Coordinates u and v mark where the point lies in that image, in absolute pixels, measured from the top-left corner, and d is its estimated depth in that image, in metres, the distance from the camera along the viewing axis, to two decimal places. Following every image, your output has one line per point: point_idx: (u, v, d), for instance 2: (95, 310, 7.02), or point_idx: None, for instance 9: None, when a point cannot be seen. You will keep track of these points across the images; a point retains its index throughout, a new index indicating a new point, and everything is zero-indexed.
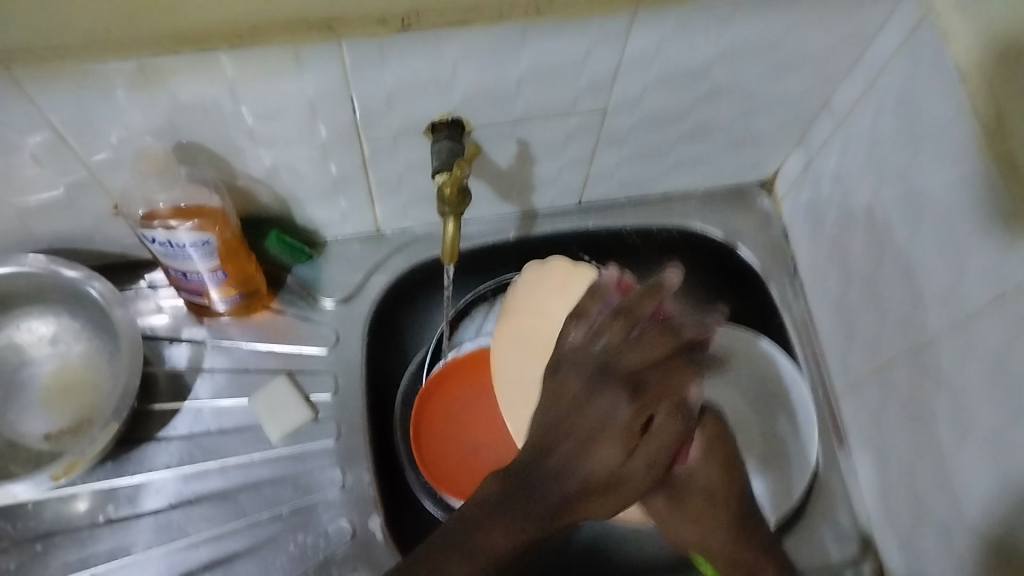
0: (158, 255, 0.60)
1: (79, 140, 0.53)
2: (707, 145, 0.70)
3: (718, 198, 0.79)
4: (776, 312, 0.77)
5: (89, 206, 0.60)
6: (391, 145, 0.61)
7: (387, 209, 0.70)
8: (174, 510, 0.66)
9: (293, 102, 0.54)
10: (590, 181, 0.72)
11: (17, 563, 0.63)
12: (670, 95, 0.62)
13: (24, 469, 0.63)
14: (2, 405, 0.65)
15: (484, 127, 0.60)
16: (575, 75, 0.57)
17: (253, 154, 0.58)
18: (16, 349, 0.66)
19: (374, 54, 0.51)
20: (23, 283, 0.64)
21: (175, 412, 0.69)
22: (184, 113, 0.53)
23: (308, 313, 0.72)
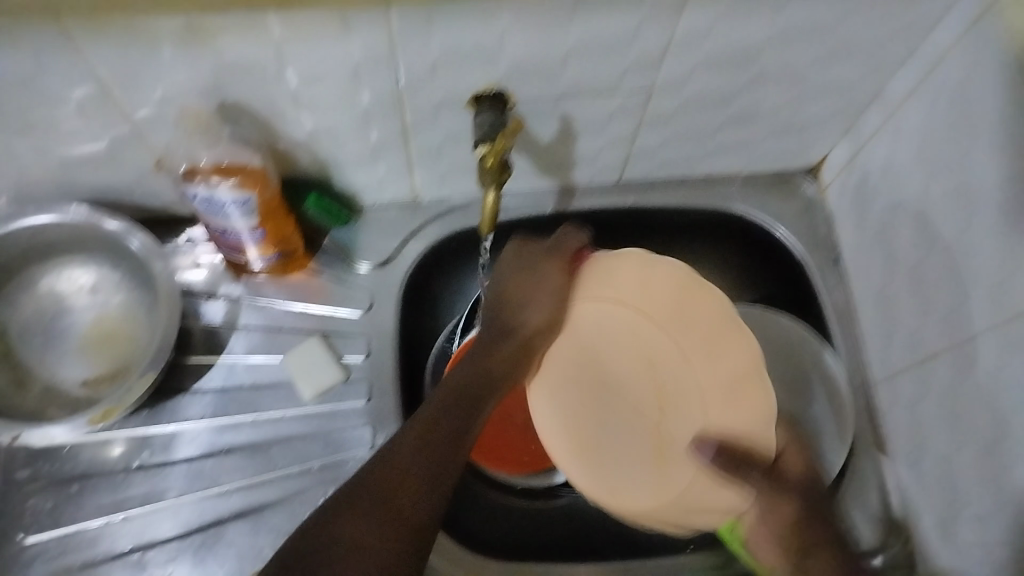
0: (199, 211, 0.61)
1: (126, 94, 0.54)
2: (754, 128, 0.69)
3: (760, 183, 0.78)
4: (813, 301, 0.76)
5: (134, 160, 0.61)
6: (434, 113, 0.60)
7: (426, 177, 0.70)
8: (206, 460, 0.68)
9: (339, 67, 0.54)
10: (631, 159, 0.71)
11: (53, 503, 0.66)
12: (720, 76, 0.61)
13: (62, 413, 0.65)
14: (43, 350, 0.67)
15: (528, 100, 0.60)
16: (624, 52, 0.55)
17: (296, 116, 0.58)
18: (57, 296, 0.68)
19: (422, 22, 0.50)
20: (66, 232, 0.65)
21: (211, 365, 0.70)
22: (230, 72, 0.53)
23: (343, 276, 0.73)
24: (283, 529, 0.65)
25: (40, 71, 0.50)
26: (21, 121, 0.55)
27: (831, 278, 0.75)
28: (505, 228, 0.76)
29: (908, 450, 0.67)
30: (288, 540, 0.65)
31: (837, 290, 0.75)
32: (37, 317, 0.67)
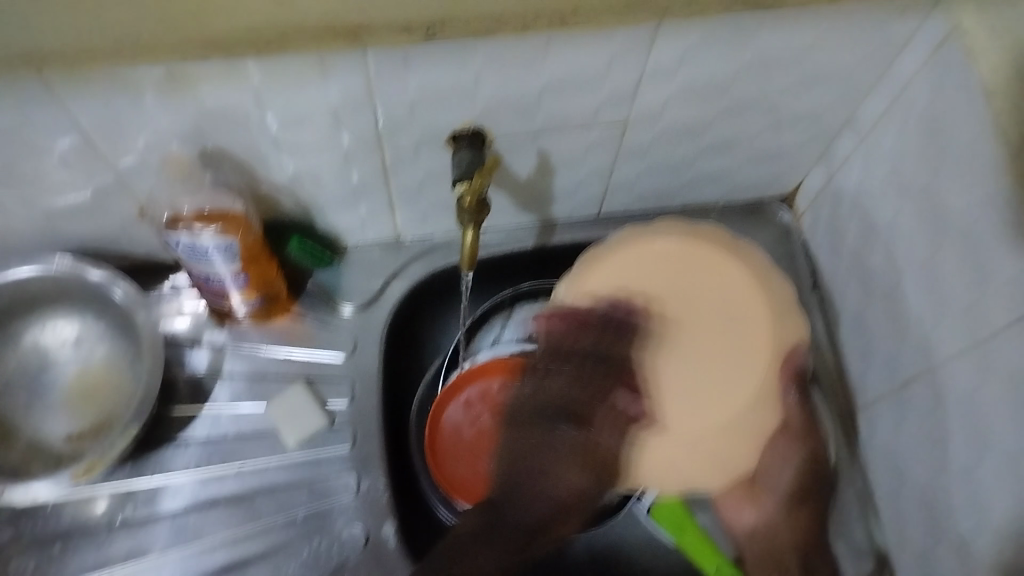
0: (182, 259, 0.61)
1: (106, 143, 0.54)
2: (728, 158, 0.70)
3: (738, 211, 0.79)
4: None
5: (114, 209, 0.61)
6: (413, 153, 0.61)
7: (408, 217, 0.71)
8: (190, 513, 0.66)
9: (316, 110, 0.54)
10: (609, 193, 0.72)
11: (35, 562, 0.64)
12: (691, 108, 0.62)
13: (45, 469, 0.64)
14: (26, 406, 0.66)
15: (505, 137, 0.61)
16: (598, 87, 0.57)
17: (276, 161, 0.59)
18: (40, 350, 0.67)
19: (400, 64, 0.51)
20: (47, 285, 0.65)
21: (194, 416, 0.69)
22: (210, 119, 0.53)
23: (327, 319, 0.73)
24: None
25: (21, 122, 0.51)
26: (1, 172, 0.55)
27: (811, 302, 0.76)
28: (487, 265, 0.76)
29: (894, 472, 0.67)
30: None
31: (816, 315, 0.76)
32: (19, 371, 0.66)
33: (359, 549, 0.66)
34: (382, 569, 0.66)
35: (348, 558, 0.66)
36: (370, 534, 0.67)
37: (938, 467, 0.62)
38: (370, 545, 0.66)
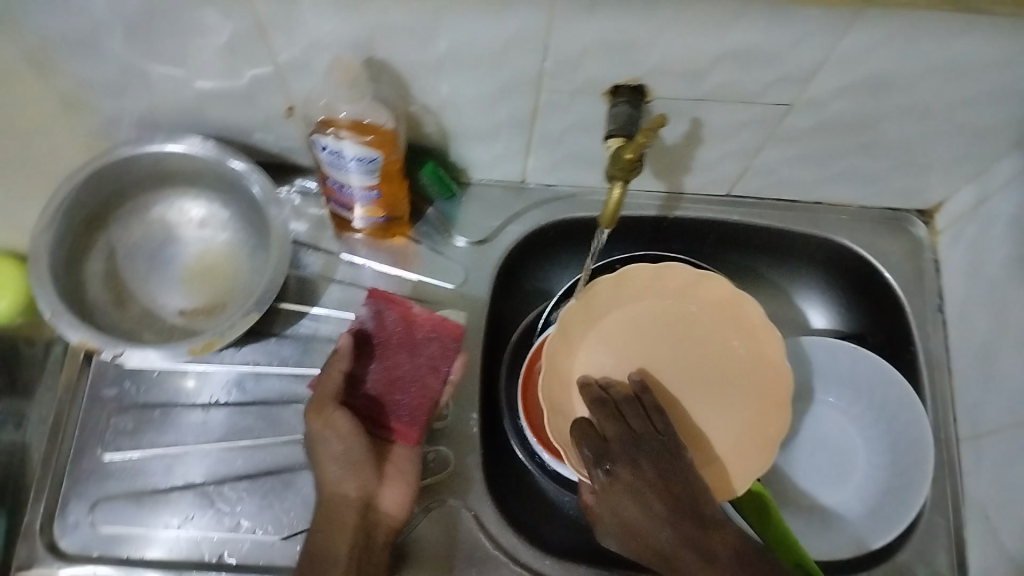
0: (323, 163, 0.61)
1: (275, 36, 0.54)
2: (879, 161, 0.67)
3: (871, 218, 0.76)
4: (910, 344, 0.74)
5: (265, 103, 0.62)
6: (568, 100, 0.60)
7: (540, 162, 0.70)
8: (286, 406, 0.68)
9: (488, 39, 0.53)
10: (748, 174, 0.70)
11: (134, 424, 0.67)
12: (862, 104, 0.59)
13: (156, 338, 0.66)
14: (145, 276, 0.68)
15: (665, 100, 0.59)
16: (775, 64, 0.55)
17: (432, 83, 0.59)
18: (167, 225, 0.69)
19: (586, 7, 0.50)
20: (187, 164, 0.66)
21: (301, 315, 0.71)
22: (384, 30, 0.53)
23: (440, 247, 0.73)
24: None
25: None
26: (170, 47, 0.56)
27: (930, 323, 0.73)
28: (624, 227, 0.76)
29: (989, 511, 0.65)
30: None
31: (933, 338, 0.73)
32: (144, 241, 0.69)
33: (443, 471, 0.66)
34: (462, 495, 0.66)
35: (431, 480, 0.66)
36: (455, 461, 0.67)
37: None
38: (453, 471, 0.66)
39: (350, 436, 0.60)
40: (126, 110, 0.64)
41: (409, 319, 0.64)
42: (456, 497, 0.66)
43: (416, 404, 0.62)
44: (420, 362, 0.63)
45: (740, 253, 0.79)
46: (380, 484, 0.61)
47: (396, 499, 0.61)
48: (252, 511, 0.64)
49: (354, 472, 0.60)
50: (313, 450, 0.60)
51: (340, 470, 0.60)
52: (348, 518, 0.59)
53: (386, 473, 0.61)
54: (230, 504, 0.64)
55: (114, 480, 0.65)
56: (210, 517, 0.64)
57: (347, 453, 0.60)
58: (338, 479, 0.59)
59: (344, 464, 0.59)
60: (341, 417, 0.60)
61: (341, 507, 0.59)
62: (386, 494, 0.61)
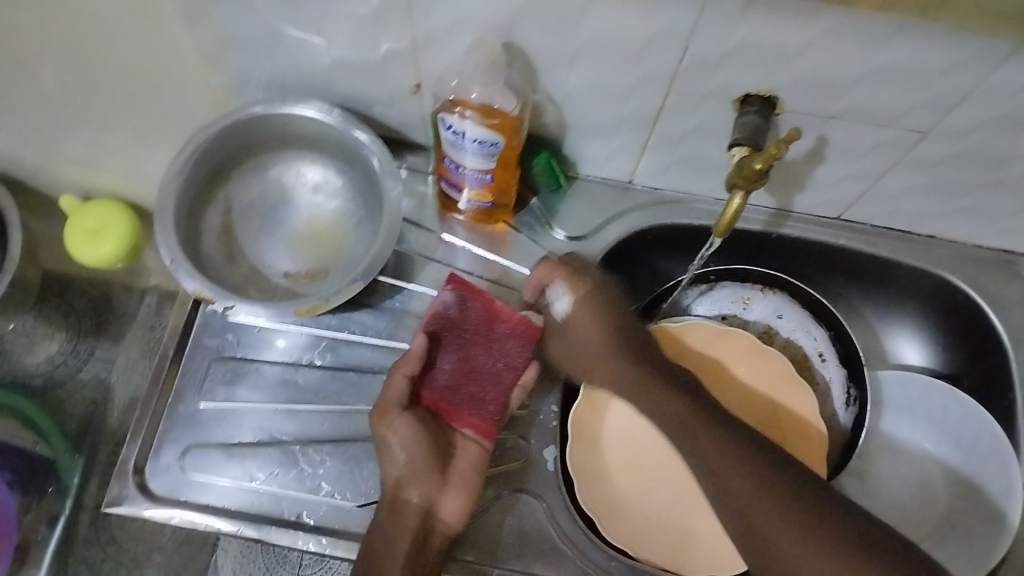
0: (444, 142, 0.62)
1: (419, 12, 0.55)
2: (1006, 200, 0.65)
3: (987, 259, 0.74)
4: (1010, 391, 0.71)
5: (395, 77, 0.63)
6: (696, 104, 0.60)
7: (652, 164, 0.70)
8: (373, 376, 0.69)
9: (631, 35, 0.53)
10: (863, 198, 0.69)
11: (230, 375, 0.69)
12: (1001, 139, 0.57)
13: (262, 295, 0.67)
14: (257, 234, 0.70)
15: (795, 114, 0.58)
16: (920, 88, 0.53)
17: (564, 73, 0.59)
18: (282, 187, 0.71)
19: (737, 11, 0.49)
20: (311, 129, 0.68)
21: (399, 291, 0.72)
22: (527, 16, 0.53)
23: (539, 237, 0.74)
24: None
25: None
26: (315, 15, 0.57)
27: None
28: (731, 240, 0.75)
29: None
30: None
31: None
32: (259, 200, 0.70)
33: (519, 461, 0.67)
34: (535, 486, 0.66)
35: (507, 466, 0.66)
36: (532, 451, 0.67)
37: None
38: (530, 461, 0.67)
39: (417, 434, 0.61)
40: (258, 71, 0.65)
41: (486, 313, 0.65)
42: (529, 487, 0.66)
43: (493, 398, 0.63)
44: (500, 355, 0.64)
45: (840, 277, 0.78)
46: (441, 491, 0.61)
47: (457, 507, 0.61)
48: (332, 475, 0.65)
49: (417, 470, 0.60)
50: (381, 448, 0.61)
51: (403, 475, 0.61)
52: (408, 519, 0.60)
53: (450, 480, 0.62)
54: (313, 466, 0.66)
55: (208, 428, 0.67)
56: (292, 476, 0.65)
57: (415, 449, 0.61)
58: (404, 480, 0.61)
59: (410, 457, 0.60)
60: (403, 421, 0.61)
61: (404, 508, 0.60)
62: (445, 501, 0.61)
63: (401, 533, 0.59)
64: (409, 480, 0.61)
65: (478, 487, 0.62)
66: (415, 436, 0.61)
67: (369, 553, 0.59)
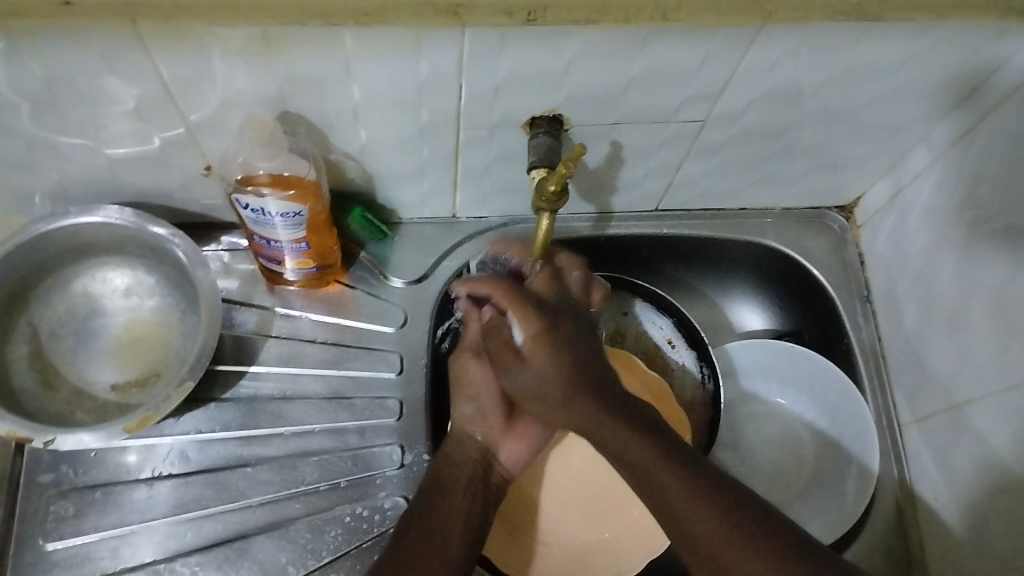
0: (246, 221, 0.60)
1: (184, 98, 0.53)
2: (797, 164, 0.70)
3: (796, 218, 0.78)
4: (844, 336, 0.76)
5: (182, 164, 0.60)
6: (489, 135, 0.60)
7: (468, 196, 0.70)
8: (231, 471, 0.66)
9: (405, 83, 0.53)
10: (672, 188, 0.71)
11: (76, 509, 0.64)
12: (773, 113, 0.61)
13: (90, 417, 0.63)
14: (72, 353, 0.65)
15: (583, 127, 0.60)
16: (685, 83, 0.56)
17: (352, 130, 0.58)
18: (92, 298, 0.67)
19: (496, 43, 0.50)
20: (106, 234, 0.64)
21: (240, 375, 0.69)
22: (296, 84, 0.52)
23: (376, 290, 0.73)
24: (308, 545, 0.64)
25: (103, 69, 0.50)
26: (75, 120, 0.54)
27: (861, 314, 0.75)
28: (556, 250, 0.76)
29: (935, 490, 0.67)
30: (314, 556, 0.64)
31: (865, 327, 0.75)
32: (67, 317, 0.66)
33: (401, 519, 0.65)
34: None
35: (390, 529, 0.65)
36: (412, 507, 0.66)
37: (989, 490, 0.61)
38: None
39: (481, 377, 0.66)
40: (33, 185, 0.61)
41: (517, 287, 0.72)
42: None
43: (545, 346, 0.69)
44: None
45: (673, 263, 0.81)
46: (502, 437, 0.65)
47: (514, 451, 0.66)
48: None
49: (497, 420, 0.65)
50: (454, 391, 0.66)
51: (472, 413, 0.65)
52: (472, 451, 0.64)
53: (512, 427, 0.66)
54: None
55: (59, 570, 0.62)
56: None
57: (483, 394, 0.65)
58: (479, 430, 0.64)
59: (479, 393, 0.65)
60: (477, 363, 0.66)
61: (457, 457, 0.63)
62: (506, 447, 0.65)
63: (466, 462, 0.63)
64: (479, 420, 0.65)
65: (537, 437, 0.66)
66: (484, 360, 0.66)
67: (429, 488, 0.60)
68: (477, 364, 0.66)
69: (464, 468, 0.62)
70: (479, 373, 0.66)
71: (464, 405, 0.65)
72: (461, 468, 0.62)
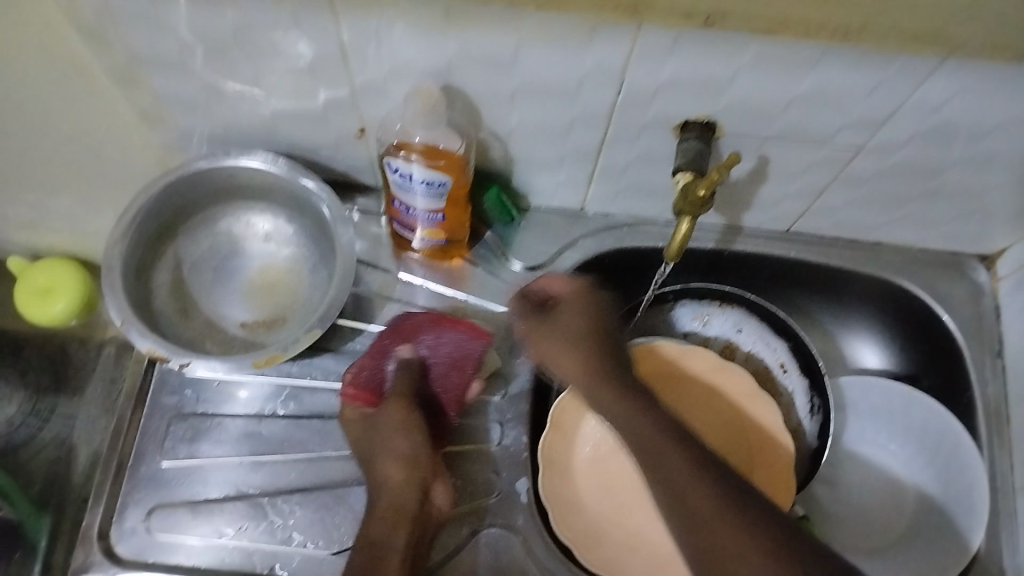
0: (391, 184, 0.62)
1: (356, 60, 0.55)
2: (946, 206, 0.67)
3: (931, 261, 0.76)
4: (967, 388, 0.72)
5: (339, 123, 0.63)
6: (636, 134, 0.61)
7: (601, 191, 0.70)
8: (337, 422, 0.69)
9: (566, 72, 0.54)
10: (809, 212, 0.70)
11: (192, 432, 0.68)
12: (932, 150, 0.59)
13: (217, 349, 0.67)
14: (210, 287, 0.69)
15: (733, 138, 0.60)
16: (849, 107, 0.55)
17: (504, 111, 0.59)
18: (233, 238, 0.71)
19: (667, 43, 0.50)
20: (257, 180, 0.68)
21: (357, 332, 0.72)
22: (462, 60, 0.54)
23: (497, 270, 0.74)
24: None
25: (288, 24, 0.52)
26: (253, 68, 0.57)
27: (989, 370, 0.72)
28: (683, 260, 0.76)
29: None
30: None
31: (992, 383, 0.72)
32: (211, 253, 0.70)
33: (493, 494, 0.66)
34: (507, 519, 0.65)
35: (481, 504, 0.65)
36: (503, 487, 0.66)
37: None
38: (501, 496, 0.66)
39: (409, 446, 0.62)
40: (202, 126, 0.65)
41: (454, 342, 0.67)
42: (502, 521, 0.65)
43: (459, 393, 0.67)
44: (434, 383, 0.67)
45: (794, 287, 0.79)
46: (434, 478, 0.63)
47: (443, 493, 0.63)
48: (304, 525, 0.65)
49: (412, 476, 0.62)
50: (370, 455, 0.63)
51: (398, 471, 0.62)
52: (404, 508, 0.60)
53: (438, 471, 0.64)
54: (283, 517, 0.65)
55: (170, 487, 0.66)
56: (263, 529, 0.65)
57: (415, 459, 0.62)
58: (405, 485, 0.61)
59: (404, 456, 0.62)
60: (399, 429, 0.63)
61: (396, 514, 0.60)
62: (438, 490, 0.63)
63: (400, 515, 0.60)
64: (400, 480, 0.61)
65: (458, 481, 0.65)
66: (411, 408, 0.64)
67: (367, 530, 0.59)
68: (392, 431, 0.63)
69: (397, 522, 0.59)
70: (402, 414, 0.64)
71: (384, 467, 0.62)
72: (399, 521, 0.60)
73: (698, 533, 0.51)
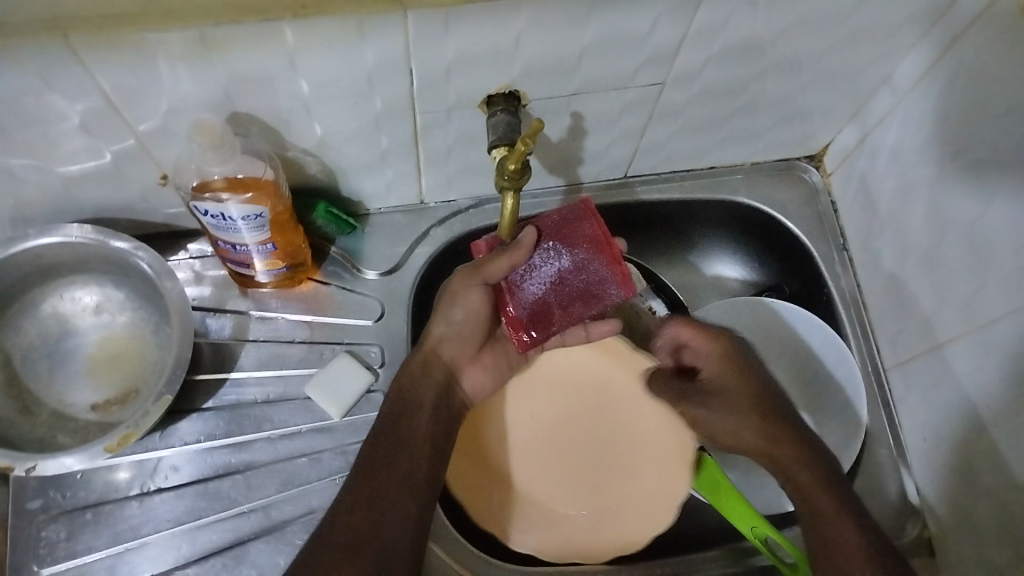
0: (209, 227, 0.59)
1: (131, 108, 0.52)
2: (762, 118, 0.69)
3: (766, 173, 0.78)
4: (824, 285, 0.75)
5: (138, 175, 0.59)
6: (446, 117, 0.59)
7: (434, 180, 0.69)
8: (222, 479, 0.66)
9: (352, 73, 0.52)
10: (639, 154, 0.71)
11: (68, 532, 0.64)
12: (729, 70, 0.60)
13: (72, 439, 0.63)
14: (50, 376, 0.65)
15: (540, 101, 0.59)
16: (639, 47, 0.55)
17: (305, 126, 0.57)
18: (60, 319, 0.66)
19: (439, 23, 0.49)
20: (68, 254, 0.63)
21: (222, 383, 0.69)
22: (240, 84, 0.51)
23: (352, 284, 0.72)
24: None
25: (42, 87, 0.48)
26: (22, 140, 0.53)
27: (839, 263, 0.75)
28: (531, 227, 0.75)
29: (926, 431, 0.66)
30: None
31: (844, 276, 0.75)
32: (40, 340, 0.65)
33: None
34: None
35: None
36: None
37: (971, 430, 0.61)
38: None
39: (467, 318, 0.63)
40: None
41: (601, 277, 0.56)
42: None
43: (563, 319, 0.59)
44: (529, 287, 0.59)
45: (648, 229, 0.80)
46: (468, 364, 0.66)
47: (478, 381, 0.67)
48: None
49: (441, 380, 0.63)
50: (445, 300, 0.63)
51: (449, 333, 0.63)
52: (434, 370, 0.63)
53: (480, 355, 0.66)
54: None
55: None
56: None
57: (432, 363, 0.63)
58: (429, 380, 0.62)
59: (449, 340, 0.63)
60: (481, 291, 0.61)
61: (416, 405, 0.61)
62: (469, 373, 0.66)
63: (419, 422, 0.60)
64: (453, 335, 0.63)
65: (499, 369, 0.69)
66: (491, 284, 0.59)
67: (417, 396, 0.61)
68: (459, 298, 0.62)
69: (414, 460, 0.58)
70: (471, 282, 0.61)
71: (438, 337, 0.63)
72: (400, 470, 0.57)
73: (840, 548, 0.56)
